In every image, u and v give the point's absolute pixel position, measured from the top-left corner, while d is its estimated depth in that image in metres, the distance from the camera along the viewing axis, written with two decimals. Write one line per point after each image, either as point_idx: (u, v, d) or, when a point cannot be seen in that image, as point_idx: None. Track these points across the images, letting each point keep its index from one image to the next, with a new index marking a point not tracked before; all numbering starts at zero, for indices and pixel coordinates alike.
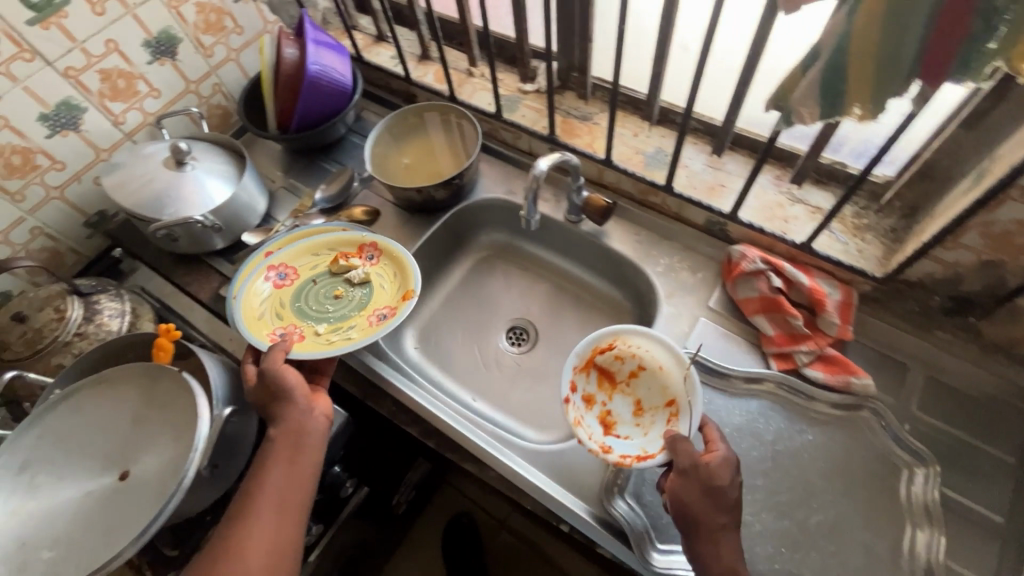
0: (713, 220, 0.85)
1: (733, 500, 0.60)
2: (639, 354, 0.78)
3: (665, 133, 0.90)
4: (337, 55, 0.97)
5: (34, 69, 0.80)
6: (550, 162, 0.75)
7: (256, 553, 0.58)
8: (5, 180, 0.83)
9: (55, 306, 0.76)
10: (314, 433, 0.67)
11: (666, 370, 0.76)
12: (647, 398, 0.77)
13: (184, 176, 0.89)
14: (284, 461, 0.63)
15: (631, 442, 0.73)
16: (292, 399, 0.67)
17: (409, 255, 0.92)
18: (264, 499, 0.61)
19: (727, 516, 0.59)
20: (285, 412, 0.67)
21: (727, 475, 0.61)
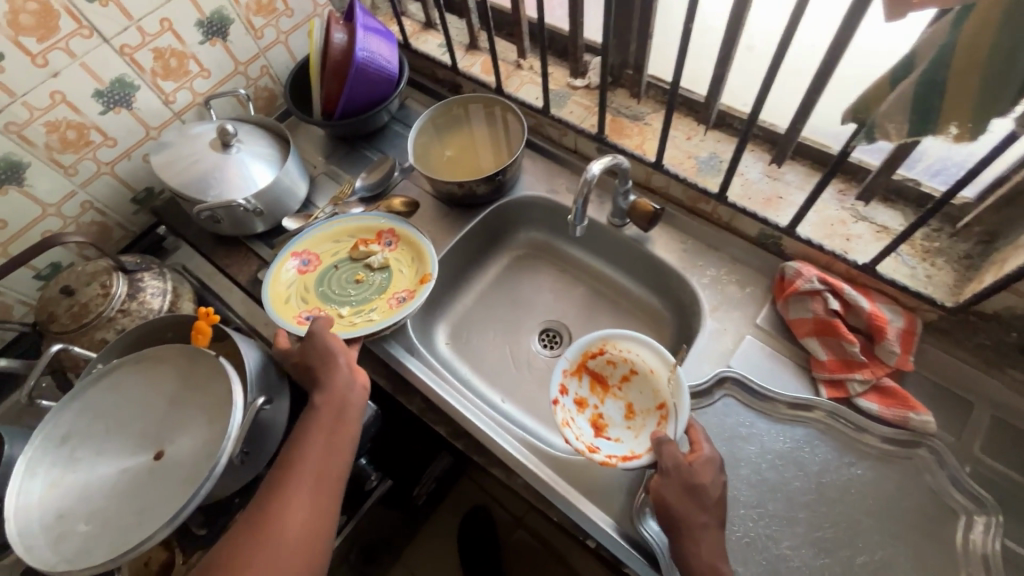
0: (767, 233, 0.80)
1: (714, 499, 0.61)
2: (630, 358, 0.79)
3: (721, 138, 0.85)
4: (385, 42, 0.95)
5: (91, 46, 0.80)
6: (602, 167, 0.72)
7: (291, 522, 0.57)
8: (59, 155, 0.85)
9: (101, 282, 0.77)
10: (355, 406, 0.67)
11: (656, 374, 0.77)
12: (639, 402, 0.78)
13: (230, 158, 0.90)
14: (323, 433, 0.63)
15: (620, 443, 0.75)
16: (335, 372, 0.68)
17: (424, 238, 0.91)
18: (302, 469, 0.60)
19: (708, 514, 0.60)
20: (329, 383, 0.67)
21: (708, 475, 0.62)
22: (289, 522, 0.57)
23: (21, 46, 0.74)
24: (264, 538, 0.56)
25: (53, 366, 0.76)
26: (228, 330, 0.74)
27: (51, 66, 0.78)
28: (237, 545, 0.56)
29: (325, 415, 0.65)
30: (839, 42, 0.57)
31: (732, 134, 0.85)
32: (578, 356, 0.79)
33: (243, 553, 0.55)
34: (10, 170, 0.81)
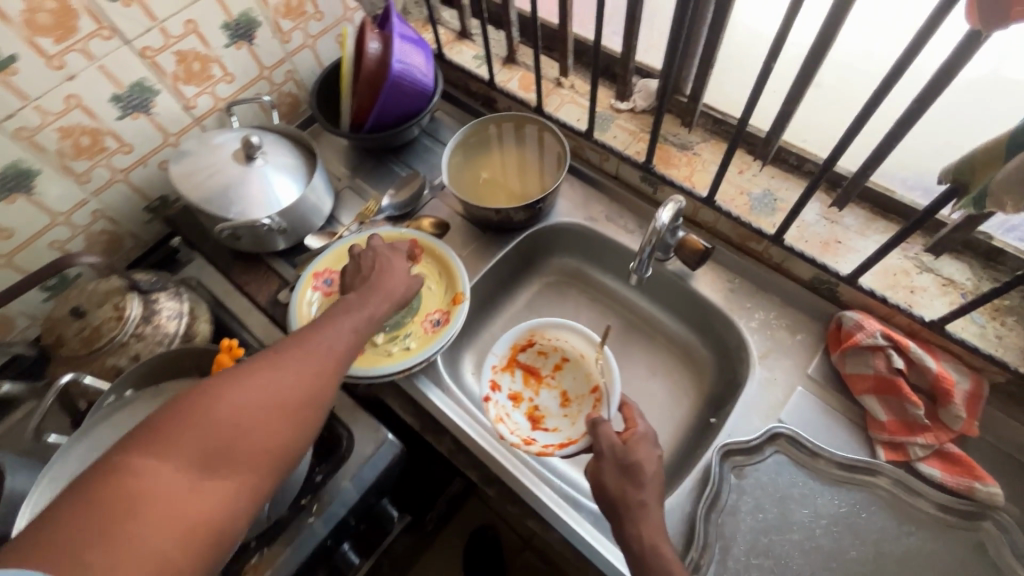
0: (821, 279, 0.76)
1: (649, 474, 0.59)
2: (560, 347, 0.85)
3: (775, 174, 0.82)
4: (420, 54, 0.90)
5: (111, 48, 0.75)
6: (675, 210, 0.68)
7: (303, 365, 0.51)
8: (72, 161, 0.79)
9: (114, 304, 0.72)
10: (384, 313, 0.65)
11: (587, 359, 0.84)
12: (570, 388, 0.85)
13: (254, 171, 0.84)
14: (360, 318, 0.61)
15: (556, 432, 0.80)
16: (387, 291, 0.67)
17: (452, 254, 0.86)
18: (330, 331, 0.56)
19: (644, 491, 0.58)
20: (378, 295, 0.65)
21: (643, 451, 0.61)
22: (301, 364, 0.51)
23: (36, 46, 0.69)
24: (266, 367, 0.49)
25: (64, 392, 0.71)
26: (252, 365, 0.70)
27: (67, 68, 0.73)
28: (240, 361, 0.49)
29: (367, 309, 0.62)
30: (933, 92, 0.53)
31: (787, 171, 0.81)
32: (508, 350, 0.84)
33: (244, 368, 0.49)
34: (18, 178, 0.75)
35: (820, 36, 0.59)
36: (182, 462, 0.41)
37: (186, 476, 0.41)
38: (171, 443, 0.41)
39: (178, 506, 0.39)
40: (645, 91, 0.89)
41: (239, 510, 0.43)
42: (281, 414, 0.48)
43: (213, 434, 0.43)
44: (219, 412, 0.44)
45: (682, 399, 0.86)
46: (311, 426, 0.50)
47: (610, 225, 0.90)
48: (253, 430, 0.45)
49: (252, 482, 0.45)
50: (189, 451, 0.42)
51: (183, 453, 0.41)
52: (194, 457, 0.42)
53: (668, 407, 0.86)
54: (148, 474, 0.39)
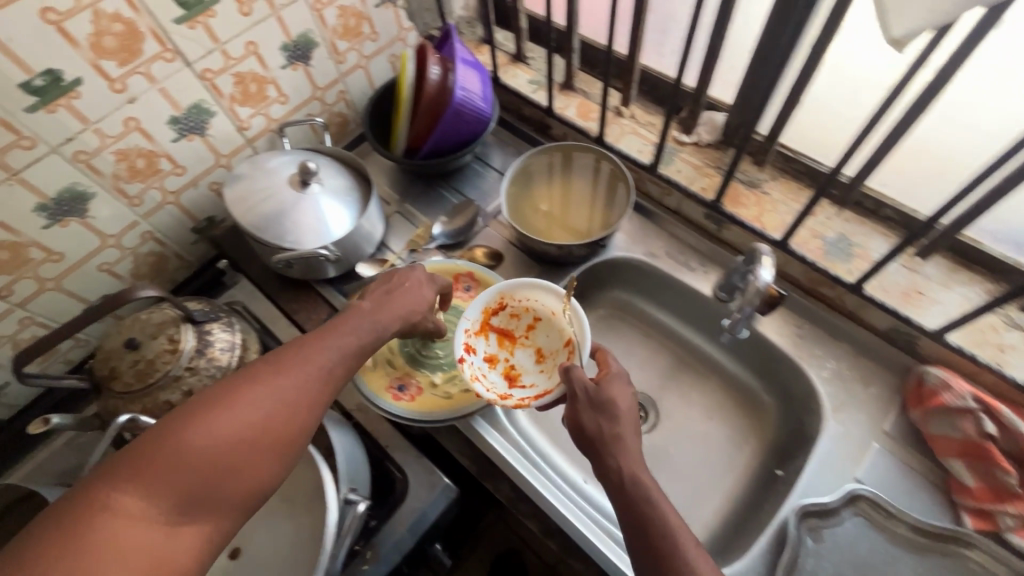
0: (900, 330, 0.73)
1: (623, 409, 0.59)
2: (532, 308, 0.77)
3: (850, 218, 0.79)
4: (479, 78, 0.87)
5: (173, 70, 0.73)
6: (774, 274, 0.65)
7: (289, 395, 0.50)
8: (126, 184, 0.77)
9: (169, 336, 0.70)
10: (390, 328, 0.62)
11: (558, 314, 0.76)
12: (545, 344, 0.77)
13: (309, 198, 0.82)
14: (362, 337, 0.58)
15: (533, 388, 0.73)
16: (398, 308, 0.64)
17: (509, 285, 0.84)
18: (325, 354, 0.55)
19: (619, 425, 0.58)
20: (386, 311, 0.63)
21: (618, 388, 0.61)
22: (289, 392, 0.50)
23: (100, 70, 0.66)
24: (248, 392, 0.49)
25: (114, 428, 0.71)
26: None
27: (129, 91, 0.70)
28: (225, 386, 0.48)
29: (368, 326, 0.60)
30: None
31: (863, 215, 0.78)
32: (481, 314, 0.76)
33: (229, 396, 0.48)
34: (73, 201, 0.73)
35: (929, 88, 0.56)
36: (158, 505, 0.41)
37: (159, 517, 0.41)
38: (149, 483, 0.41)
39: (150, 547, 0.40)
40: (711, 124, 0.87)
41: (212, 550, 0.44)
42: (263, 449, 0.47)
43: (191, 473, 0.43)
44: (198, 448, 0.44)
45: (742, 445, 0.83)
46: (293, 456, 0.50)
47: (670, 261, 0.87)
48: (233, 468, 0.45)
49: (228, 519, 0.45)
50: (166, 491, 0.42)
51: (160, 493, 0.41)
52: (171, 497, 0.42)
53: (727, 454, 0.83)
54: (122, 515, 0.39)
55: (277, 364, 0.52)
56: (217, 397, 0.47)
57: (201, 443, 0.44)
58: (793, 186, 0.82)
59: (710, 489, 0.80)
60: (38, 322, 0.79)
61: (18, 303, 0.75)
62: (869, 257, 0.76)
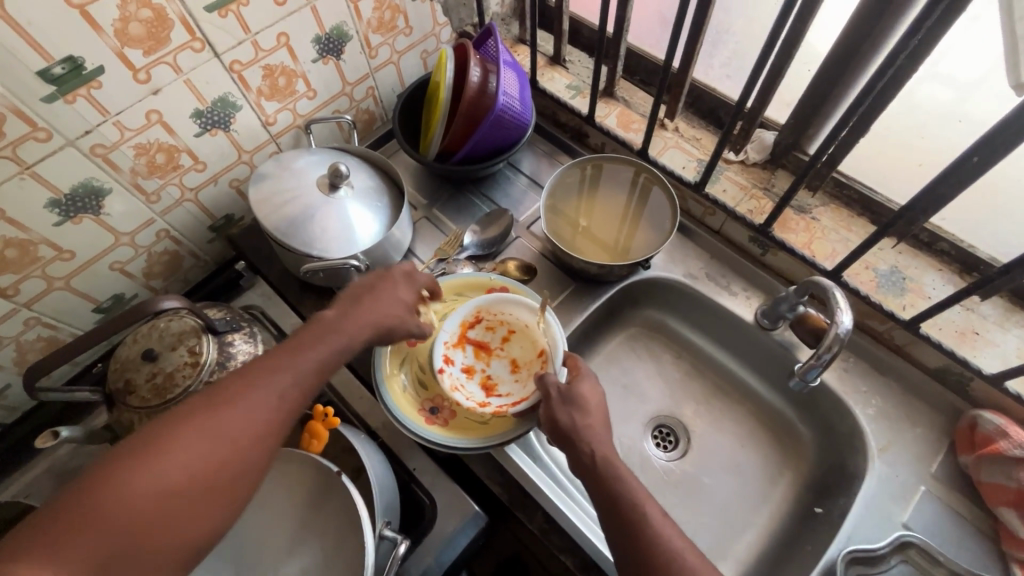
0: (951, 371, 0.71)
1: (593, 406, 0.61)
2: (507, 320, 0.76)
3: (902, 249, 0.77)
4: (520, 85, 0.84)
5: (200, 61, 0.68)
6: (854, 319, 0.61)
7: (236, 429, 0.47)
8: (144, 180, 0.72)
9: (189, 347, 0.65)
10: (348, 346, 0.58)
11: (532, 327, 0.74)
12: (521, 356, 0.75)
13: (337, 203, 0.78)
14: (318, 359, 0.55)
15: (510, 397, 0.71)
16: (363, 324, 0.60)
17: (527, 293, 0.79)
18: (277, 381, 0.51)
19: (591, 418, 0.60)
20: (349, 327, 0.59)
21: (588, 387, 0.63)
22: (234, 427, 0.47)
23: (124, 58, 0.61)
24: (185, 431, 0.45)
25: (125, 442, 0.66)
26: (349, 434, 0.64)
27: (153, 82, 0.65)
28: (162, 428, 0.45)
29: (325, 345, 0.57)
30: None
31: (917, 248, 0.76)
32: (457, 327, 0.75)
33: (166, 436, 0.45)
34: (87, 197, 0.68)
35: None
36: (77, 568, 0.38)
37: None
38: (70, 544, 0.38)
39: None
40: (760, 143, 0.84)
41: None
42: (206, 492, 0.44)
43: (120, 526, 0.40)
44: (128, 498, 0.41)
45: (776, 477, 0.81)
46: (239, 497, 0.46)
47: (711, 284, 0.84)
48: (167, 518, 0.42)
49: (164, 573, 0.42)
50: (93, 551, 0.38)
51: (87, 553, 0.38)
52: (96, 557, 0.38)
53: (761, 486, 0.80)
54: None
55: (223, 396, 0.49)
56: (149, 440, 0.44)
57: (130, 494, 0.41)
58: (844, 213, 0.80)
59: (743, 524, 0.77)
60: (44, 322, 0.74)
61: (24, 303, 0.70)
62: (923, 292, 0.73)
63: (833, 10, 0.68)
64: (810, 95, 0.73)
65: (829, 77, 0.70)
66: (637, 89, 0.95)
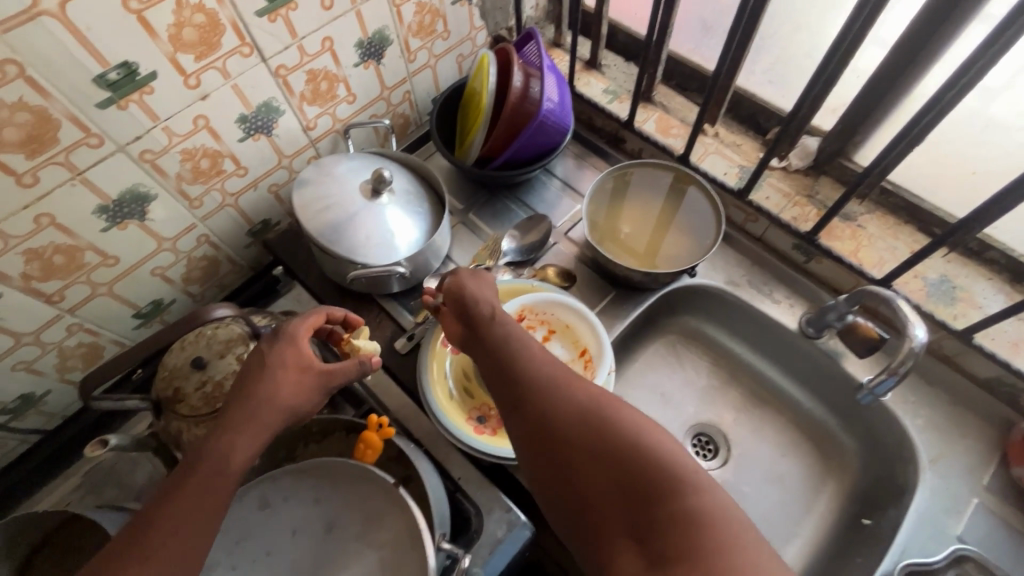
0: (1003, 381, 0.71)
1: (487, 290, 0.63)
2: (548, 320, 0.78)
3: (951, 258, 0.76)
4: (562, 90, 0.83)
5: (248, 66, 0.67)
6: (926, 331, 0.62)
7: None
8: (188, 186, 0.71)
9: (238, 355, 0.65)
10: (223, 479, 0.49)
11: (574, 327, 0.77)
12: (563, 354, 0.76)
13: (378, 209, 0.77)
14: (197, 501, 0.47)
15: None
16: (251, 430, 0.52)
17: (559, 294, 0.78)
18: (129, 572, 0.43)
19: (485, 300, 0.61)
20: (229, 443, 0.50)
21: (478, 278, 0.64)
22: None
23: (176, 63, 0.61)
24: None
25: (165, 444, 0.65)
26: (402, 444, 0.64)
27: (202, 88, 0.64)
28: None
29: (201, 477, 0.48)
30: None
31: (966, 257, 0.76)
32: None
33: None
34: (134, 203, 0.67)
35: None
36: None
37: None
38: None
39: None
40: (804, 150, 0.83)
41: None
42: None
43: None
44: None
45: (820, 488, 0.80)
46: None
47: (753, 291, 0.83)
48: None
49: None
50: None
51: None
52: None
53: (804, 497, 0.79)
54: None
55: None
56: None
57: None
58: (891, 221, 0.79)
59: (788, 535, 0.77)
60: (85, 329, 0.74)
61: (68, 309, 0.70)
62: (974, 303, 0.73)
63: (892, 17, 0.67)
64: (859, 103, 0.72)
65: (883, 83, 0.69)
66: (675, 94, 0.94)
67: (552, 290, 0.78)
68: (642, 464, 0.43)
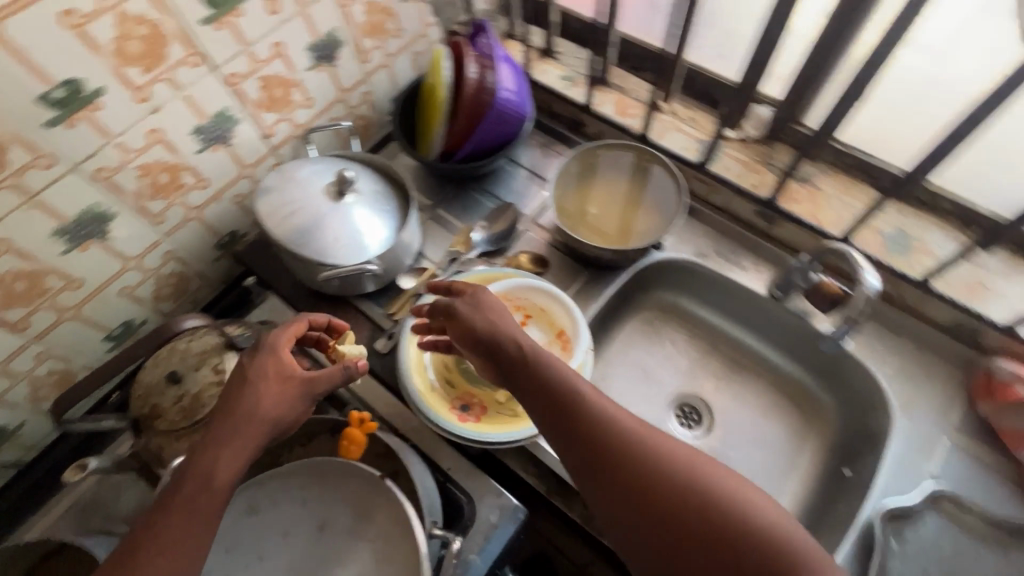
0: (963, 324, 0.73)
1: (505, 320, 0.61)
2: (524, 305, 0.79)
3: (904, 211, 0.79)
4: (518, 78, 0.84)
5: (198, 76, 0.67)
6: (879, 278, 0.65)
7: None
8: (148, 202, 0.71)
9: (213, 366, 0.64)
10: (210, 494, 0.48)
11: (549, 309, 0.78)
12: (541, 337, 0.77)
13: (344, 210, 0.77)
14: (185, 518, 0.47)
15: None
16: (235, 443, 0.51)
17: (531, 278, 0.78)
18: None
19: (510, 335, 0.59)
20: (214, 459, 0.50)
21: (489, 304, 0.62)
22: None
23: (124, 78, 0.60)
24: None
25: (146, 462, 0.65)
26: (387, 440, 0.65)
27: (153, 101, 0.64)
28: None
29: (187, 494, 0.48)
30: None
31: (918, 209, 0.78)
32: None
33: None
34: (94, 223, 0.67)
35: None
36: None
37: None
38: None
39: None
40: (757, 119, 0.85)
41: None
42: None
43: None
44: None
45: (801, 445, 0.82)
46: None
47: (721, 261, 0.85)
48: None
49: None
50: None
51: None
52: None
53: (787, 454, 0.82)
54: None
55: None
56: None
57: None
58: (845, 180, 0.82)
59: (774, 493, 0.79)
60: (55, 355, 0.72)
61: (35, 336, 0.69)
62: (930, 252, 0.75)
63: None
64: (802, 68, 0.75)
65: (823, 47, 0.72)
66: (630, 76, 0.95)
67: (525, 276, 0.79)
68: (749, 543, 0.44)
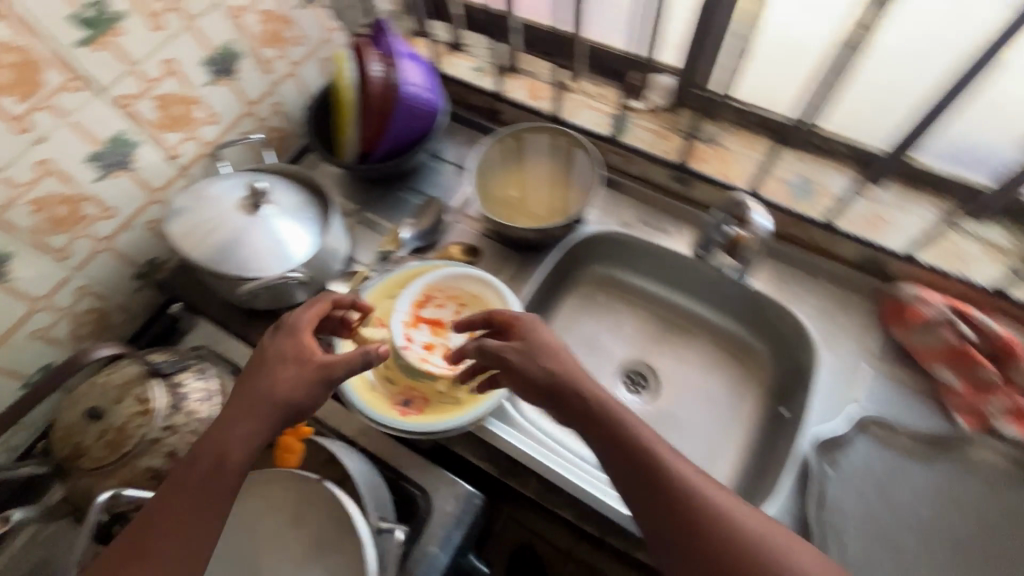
0: (868, 256, 0.78)
1: (556, 352, 0.60)
2: (457, 294, 0.79)
3: (804, 158, 0.83)
4: (425, 72, 0.84)
5: (82, 101, 0.64)
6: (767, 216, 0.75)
7: None
8: (49, 237, 0.68)
9: (136, 396, 0.62)
10: (226, 469, 0.50)
11: (482, 296, 0.78)
12: None
13: (263, 223, 0.75)
14: (199, 492, 0.49)
15: None
16: (251, 422, 0.53)
17: (461, 266, 0.79)
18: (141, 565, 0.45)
19: (557, 366, 0.59)
20: (229, 436, 0.52)
21: (539, 335, 0.62)
22: None
23: None
24: None
25: (79, 504, 0.62)
26: (326, 442, 0.64)
27: (36, 130, 0.62)
28: None
29: (203, 468, 0.50)
30: None
31: (817, 155, 0.83)
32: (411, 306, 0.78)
33: None
34: None
35: None
36: None
37: None
38: None
39: None
40: (661, 88, 0.88)
41: None
42: None
43: None
44: None
45: (742, 394, 0.86)
46: None
47: (645, 228, 0.88)
48: None
49: None
50: None
51: None
52: None
53: (731, 404, 0.85)
54: None
55: None
56: None
57: None
58: (748, 136, 0.86)
59: (723, 442, 0.82)
60: None
61: None
62: (831, 194, 0.80)
63: None
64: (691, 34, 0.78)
65: None
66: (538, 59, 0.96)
67: (454, 265, 0.79)
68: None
